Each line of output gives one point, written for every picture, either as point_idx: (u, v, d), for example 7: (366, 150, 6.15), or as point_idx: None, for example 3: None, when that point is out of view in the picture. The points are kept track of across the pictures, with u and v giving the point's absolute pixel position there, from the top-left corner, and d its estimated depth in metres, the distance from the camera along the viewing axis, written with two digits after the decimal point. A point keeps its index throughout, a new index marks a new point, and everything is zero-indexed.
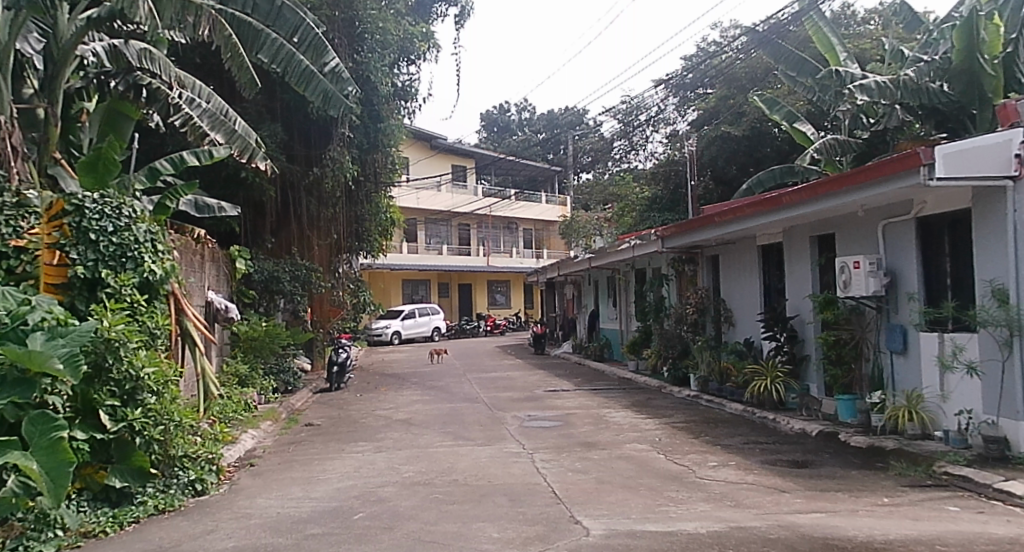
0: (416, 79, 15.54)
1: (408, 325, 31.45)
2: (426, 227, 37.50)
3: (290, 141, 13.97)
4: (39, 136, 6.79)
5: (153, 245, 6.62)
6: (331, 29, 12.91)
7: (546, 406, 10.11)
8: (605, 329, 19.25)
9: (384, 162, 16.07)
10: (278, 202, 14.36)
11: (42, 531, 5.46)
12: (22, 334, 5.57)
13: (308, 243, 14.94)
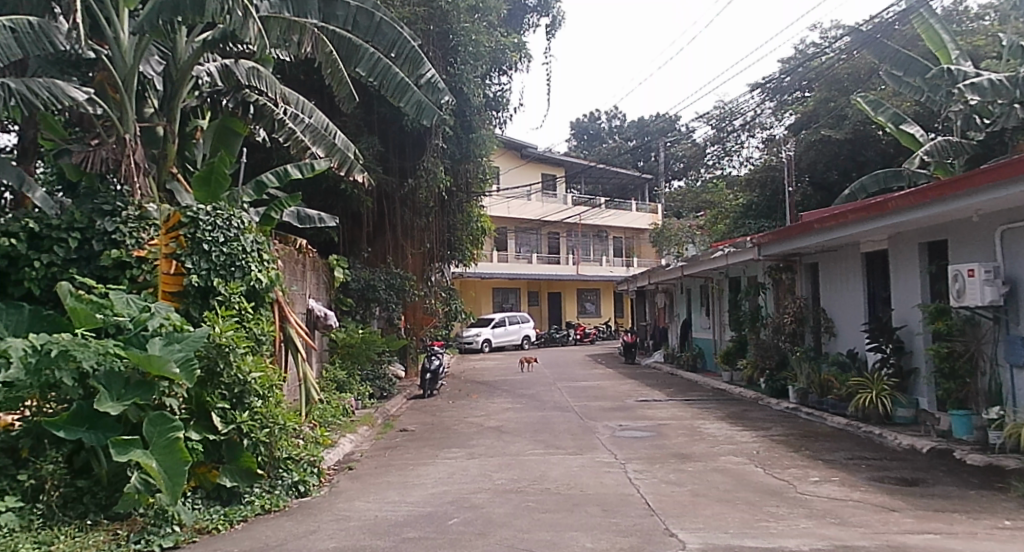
0: (507, 89, 15.74)
1: (498, 332, 31.73)
2: (515, 236, 37.65)
3: (386, 152, 14.24)
4: (158, 152, 7.14)
5: (259, 255, 6.93)
6: (425, 43, 13.25)
7: (637, 416, 10.01)
8: (698, 338, 18.95)
9: (476, 171, 16.26)
10: (374, 213, 14.73)
11: (161, 526, 5.80)
12: (143, 339, 5.99)
13: (402, 251, 15.37)
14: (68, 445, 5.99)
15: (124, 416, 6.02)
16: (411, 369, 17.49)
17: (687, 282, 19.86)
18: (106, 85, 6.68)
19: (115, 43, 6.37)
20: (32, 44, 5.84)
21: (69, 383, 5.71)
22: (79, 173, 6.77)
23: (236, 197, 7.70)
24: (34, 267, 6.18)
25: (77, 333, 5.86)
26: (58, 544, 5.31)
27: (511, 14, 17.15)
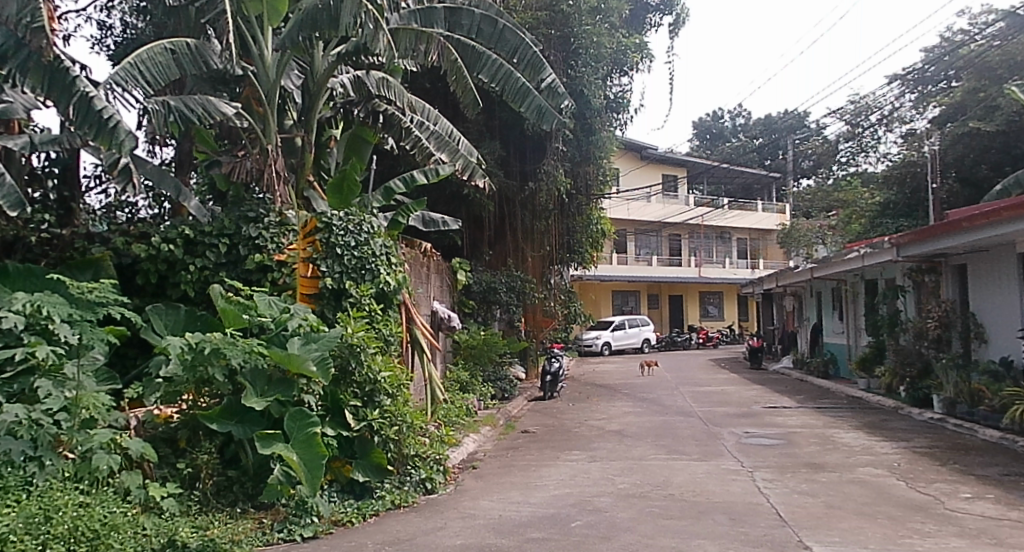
0: (627, 90, 15.70)
1: (617, 335, 31.67)
2: (635, 238, 37.61)
3: (507, 157, 14.61)
4: (296, 161, 7.52)
5: (388, 258, 7.16)
6: (546, 48, 13.75)
7: (765, 423, 9.70)
8: (830, 343, 18.21)
9: (597, 173, 16.29)
10: (497, 215, 15.12)
11: (302, 516, 6.08)
12: (284, 338, 6.34)
13: (522, 254, 15.54)
14: (219, 437, 6.46)
15: (268, 411, 6.38)
16: (530, 370, 17.69)
17: (816, 284, 19.23)
18: (251, 100, 7.26)
19: (260, 59, 6.78)
20: (190, 62, 6.38)
21: (220, 379, 6.08)
22: (228, 183, 7.43)
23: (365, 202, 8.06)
24: (189, 271, 6.78)
25: (227, 332, 6.31)
26: (213, 528, 5.74)
27: (632, 14, 17.10)
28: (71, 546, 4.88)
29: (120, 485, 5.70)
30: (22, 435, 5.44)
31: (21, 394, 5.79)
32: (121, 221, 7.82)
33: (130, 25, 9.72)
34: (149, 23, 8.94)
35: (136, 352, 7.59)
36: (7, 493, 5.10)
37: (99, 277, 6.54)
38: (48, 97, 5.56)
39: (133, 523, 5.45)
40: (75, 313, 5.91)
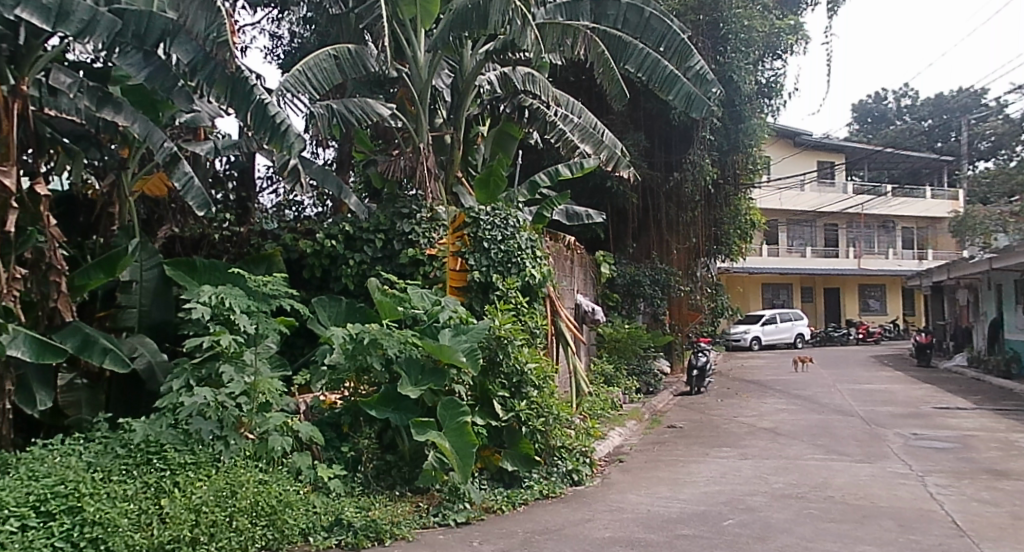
0: (780, 75, 15.51)
1: (769, 330, 30.78)
2: (787, 229, 36.89)
3: (653, 147, 14.77)
4: (446, 159, 7.86)
5: (533, 251, 7.25)
6: (695, 34, 13.72)
7: (936, 425, 9.06)
8: (1013, 339, 16.86)
9: (744, 162, 16.24)
10: (641, 208, 15.31)
11: (455, 502, 6.29)
12: (435, 329, 6.60)
13: (667, 246, 15.73)
14: (378, 423, 6.79)
15: (421, 400, 6.64)
16: (677, 364, 17.41)
17: (995, 275, 17.79)
18: (405, 100, 7.64)
19: (414, 61, 7.05)
20: (351, 67, 6.73)
21: (378, 368, 6.41)
22: (383, 181, 7.78)
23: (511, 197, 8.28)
24: (348, 265, 7.24)
25: (384, 323, 6.58)
26: (374, 510, 6.05)
27: None
28: (252, 519, 5.42)
29: (293, 465, 6.18)
30: (210, 415, 6.04)
31: (208, 378, 6.34)
32: (290, 218, 8.42)
33: (296, 33, 10.46)
34: (315, 32, 9.60)
35: (304, 342, 8.13)
36: (199, 468, 5.66)
37: (272, 271, 6.99)
38: (231, 105, 5.94)
39: (305, 501, 5.88)
40: (252, 305, 6.45)
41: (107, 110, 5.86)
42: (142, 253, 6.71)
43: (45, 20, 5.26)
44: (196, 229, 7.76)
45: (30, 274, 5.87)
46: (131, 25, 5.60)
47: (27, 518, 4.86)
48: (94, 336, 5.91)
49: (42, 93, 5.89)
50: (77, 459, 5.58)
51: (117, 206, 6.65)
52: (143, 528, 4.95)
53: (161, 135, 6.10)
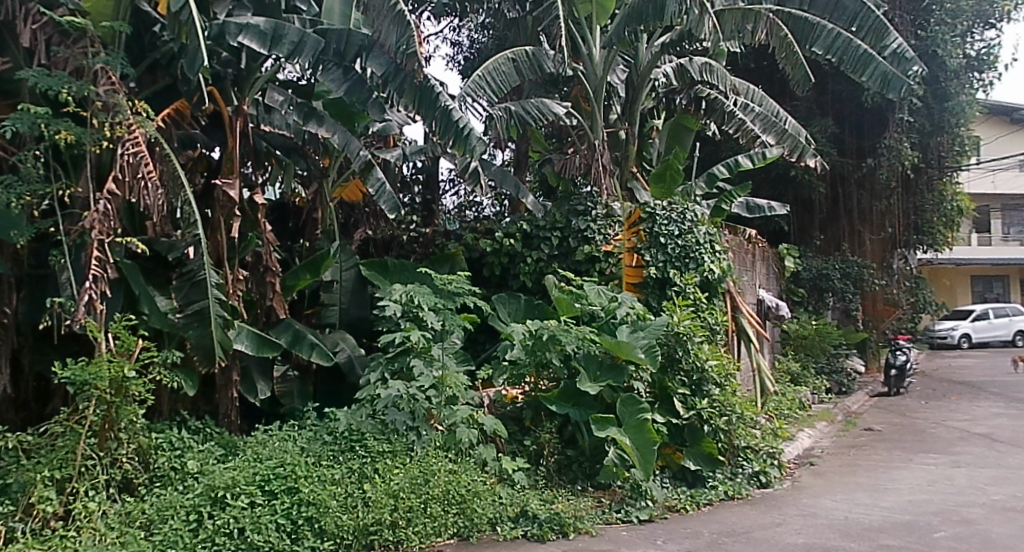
0: (994, 46, 14.39)
1: (979, 327, 28.10)
2: (1001, 214, 33.76)
3: (841, 133, 14.43)
4: (620, 154, 7.95)
5: (711, 246, 7.07)
6: (894, 8, 13.13)
7: None
8: None
9: (950, 144, 15.03)
10: (829, 198, 14.95)
11: (637, 499, 6.22)
12: (613, 326, 6.60)
13: (859, 238, 15.16)
14: (559, 418, 6.88)
15: (600, 396, 6.70)
16: (872, 364, 16.14)
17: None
18: (580, 98, 7.92)
19: (588, 59, 7.14)
20: (528, 69, 6.91)
21: (557, 364, 6.55)
22: (558, 179, 8.10)
23: (689, 190, 8.11)
24: (526, 263, 7.46)
25: (562, 320, 6.69)
26: (557, 503, 6.13)
27: None
28: (445, 506, 5.74)
29: (480, 456, 6.40)
30: (403, 407, 6.42)
31: (400, 371, 6.69)
32: (471, 219, 8.83)
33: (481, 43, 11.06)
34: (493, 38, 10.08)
35: (485, 338, 8.39)
36: (396, 456, 6.08)
37: (455, 270, 7.34)
38: (419, 112, 6.26)
39: (492, 491, 6.08)
40: (438, 302, 6.79)
41: (313, 123, 6.55)
42: (341, 254, 7.23)
43: (262, 44, 5.80)
44: (387, 230, 8.25)
45: (250, 276, 6.54)
46: (333, 43, 6.08)
47: (255, 495, 5.42)
48: (303, 332, 6.60)
49: (258, 110, 6.49)
50: (292, 444, 6.17)
51: (320, 212, 7.17)
52: (350, 509, 5.38)
53: (357, 145, 6.65)
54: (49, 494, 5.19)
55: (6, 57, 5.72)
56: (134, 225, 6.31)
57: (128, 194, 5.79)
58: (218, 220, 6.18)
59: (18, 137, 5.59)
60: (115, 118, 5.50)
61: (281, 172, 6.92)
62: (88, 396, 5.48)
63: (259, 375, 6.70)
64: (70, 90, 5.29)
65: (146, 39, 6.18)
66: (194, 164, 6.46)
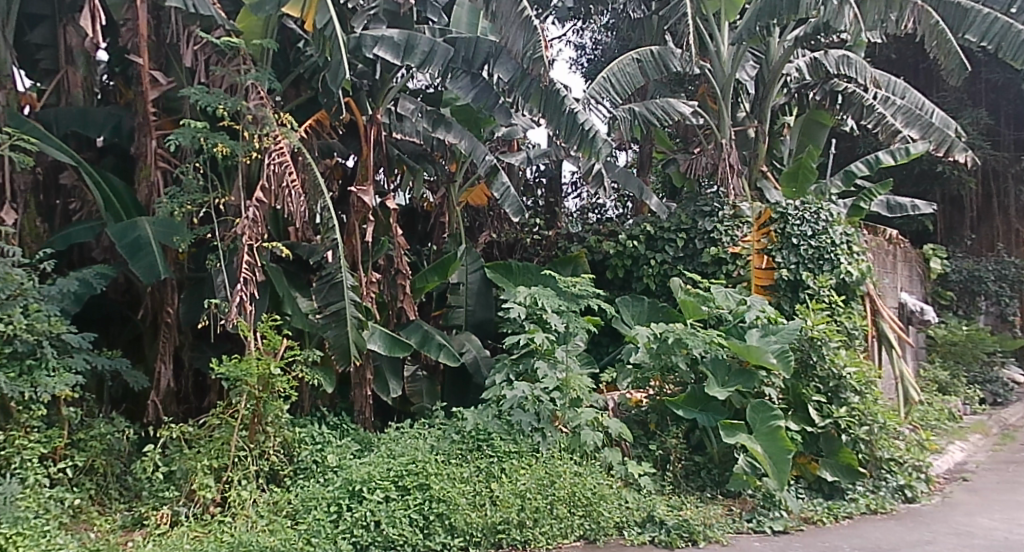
0: None
1: None
2: None
3: (997, 124, 13.88)
4: (750, 153, 7.90)
5: (849, 247, 6.82)
6: None
7: None
8: None
9: None
10: (981, 194, 13.92)
11: (770, 509, 6.03)
12: (742, 329, 6.47)
13: (1016, 236, 14.03)
14: (686, 423, 6.75)
15: (729, 401, 6.52)
16: None
17: None
18: (707, 97, 7.87)
19: (717, 56, 7.21)
20: (654, 69, 6.88)
21: (683, 367, 6.45)
22: (683, 178, 8.10)
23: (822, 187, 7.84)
24: (651, 265, 7.45)
25: (687, 322, 6.58)
26: (686, 509, 6.00)
27: None
28: (571, 509, 5.74)
29: (605, 460, 6.37)
30: (529, 408, 6.47)
31: (525, 373, 6.79)
32: (593, 221, 8.86)
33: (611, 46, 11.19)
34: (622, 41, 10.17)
35: (609, 341, 8.35)
36: (522, 457, 6.16)
37: (579, 272, 7.37)
38: (544, 115, 6.34)
39: (618, 495, 6.02)
40: (563, 304, 6.81)
41: (441, 130, 6.74)
42: (467, 257, 7.39)
43: (396, 55, 6.04)
44: (511, 234, 8.37)
45: (383, 278, 6.83)
46: (462, 51, 6.25)
47: (389, 490, 5.60)
48: (431, 333, 6.78)
49: (391, 120, 6.67)
50: (422, 441, 6.37)
51: (447, 215, 7.40)
52: (478, 507, 5.50)
53: (484, 150, 6.76)
54: (207, 481, 5.62)
55: (171, 76, 6.25)
56: (278, 231, 6.69)
57: (274, 202, 6.13)
58: (353, 225, 6.47)
59: (180, 150, 6.08)
60: (264, 131, 5.87)
61: (411, 178, 7.11)
62: (240, 390, 5.91)
63: (391, 375, 6.93)
64: (225, 105, 5.71)
65: (290, 55, 6.58)
66: (331, 172, 6.77)
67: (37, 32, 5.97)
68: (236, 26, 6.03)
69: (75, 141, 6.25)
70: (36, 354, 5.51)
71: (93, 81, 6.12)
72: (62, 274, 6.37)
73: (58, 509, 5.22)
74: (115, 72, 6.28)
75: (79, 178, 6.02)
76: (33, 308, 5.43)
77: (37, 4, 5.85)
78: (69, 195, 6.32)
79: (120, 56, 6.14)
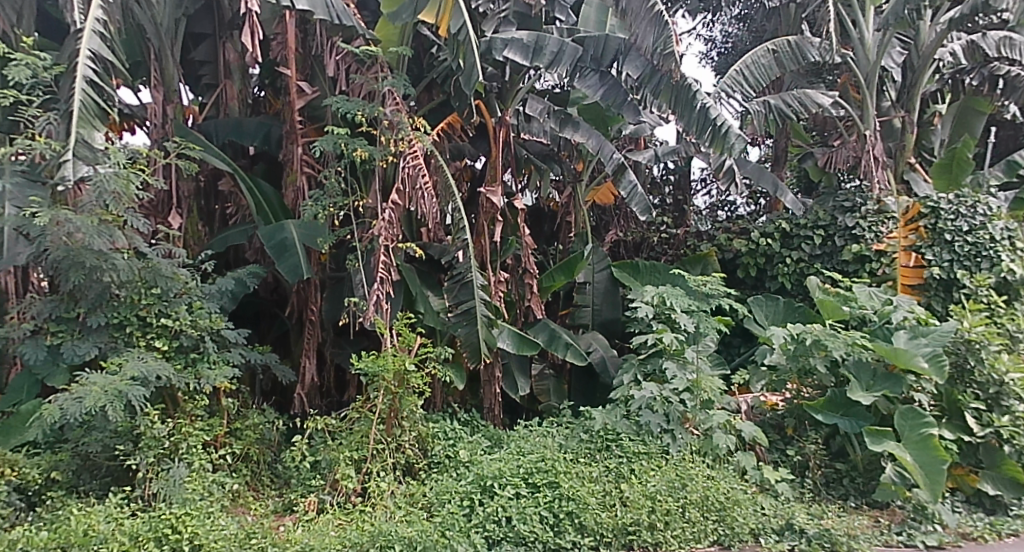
0: None
1: None
2: None
3: None
4: (896, 144, 7.69)
5: (1009, 243, 6.53)
6: None
7: None
8: None
9: None
10: None
11: (923, 522, 5.64)
12: (888, 331, 6.11)
13: None
14: (826, 429, 6.46)
15: (875, 407, 6.18)
16: None
17: None
18: (849, 86, 7.66)
19: (860, 43, 7.15)
20: (791, 59, 6.62)
21: (823, 370, 6.17)
22: (821, 173, 7.84)
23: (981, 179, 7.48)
24: (786, 264, 7.28)
25: (828, 323, 6.27)
26: (828, 519, 5.71)
27: None
28: (704, 513, 5.59)
29: (739, 464, 6.17)
30: (658, 409, 6.38)
31: (653, 373, 6.68)
32: (723, 218, 8.74)
33: None
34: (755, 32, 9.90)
35: (741, 341, 8.11)
36: (653, 459, 6.07)
37: (708, 271, 7.20)
38: (674, 112, 6.24)
39: (753, 501, 5.79)
40: (693, 304, 6.62)
41: (568, 130, 6.72)
42: (594, 257, 7.37)
43: (525, 56, 6.08)
44: (638, 232, 8.30)
45: (511, 277, 6.93)
46: (590, 49, 6.20)
47: (519, 487, 5.67)
48: (559, 332, 6.81)
49: (519, 121, 6.80)
50: (551, 439, 6.41)
51: (573, 214, 7.46)
52: (608, 508, 5.49)
53: (611, 148, 6.71)
54: (349, 472, 5.88)
55: (315, 86, 6.60)
56: (411, 231, 6.94)
57: (408, 204, 6.32)
58: (482, 225, 6.60)
59: (323, 156, 6.40)
60: (399, 135, 6.05)
61: (538, 178, 7.21)
62: (378, 385, 6.15)
63: (520, 373, 7.04)
64: (363, 112, 5.95)
65: (425, 61, 6.81)
66: (461, 174, 6.94)
67: (200, 50, 6.47)
68: (374, 35, 6.28)
69: (232, 150, 6.73)
70: (199, 348, 5.96)
71: (247, 93, 6.57)
72: (221, 274, 6.89)
73: (219, 492, 5.57)
74: (266, 84, 6.71)
75: (235, 185, 6.49)
76: (196, 306, 5.89)
77: (201, 24, 6.35)
78: (226, 200, 6.83)
79: (270, 69, 6.56)
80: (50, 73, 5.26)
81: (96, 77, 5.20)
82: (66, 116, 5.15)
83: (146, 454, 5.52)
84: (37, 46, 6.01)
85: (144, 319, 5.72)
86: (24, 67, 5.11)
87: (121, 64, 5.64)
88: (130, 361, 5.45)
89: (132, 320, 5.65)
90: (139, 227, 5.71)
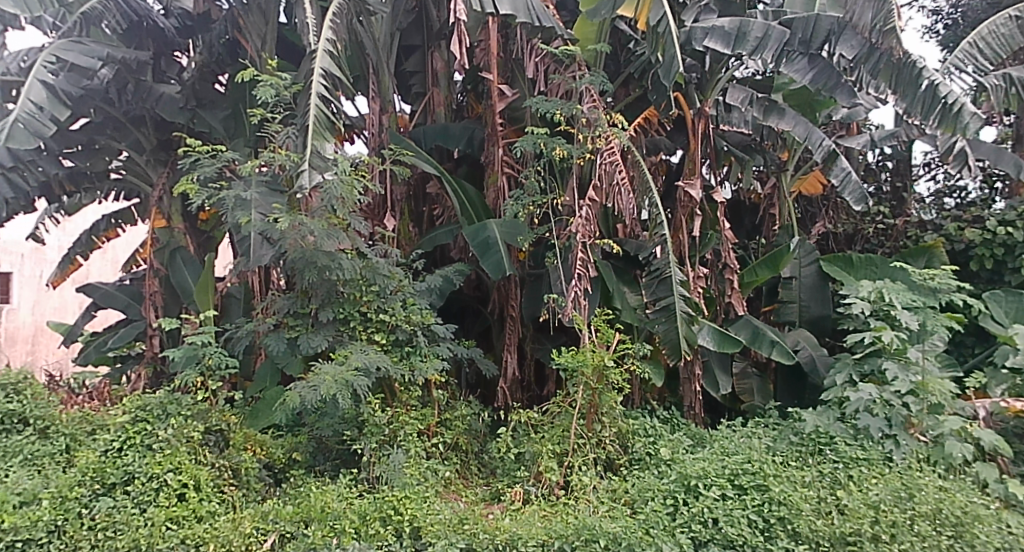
0: None
1: None
2: None
3: None
4: None
5: None
6: None
7: None
8: None
9: None
10: None
11: None
12: None
13: None
14: None
15: None
16: None
17: None
18: None
19: None
20: None
21: None
22: None
23: None
24: None
25: None
26: None
27: None
28: (937, 527, 4.95)
29: (979, 476, 5.57)
30: (878, 413, 5.91)
31: (871, 374, 6.24)
32: (952, 206, 7.87)
33: None
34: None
35: (973, 341, 7.36)
36: (873, 466, 5.61)
37: (934, 264, 6.79)
38: (895, 92, 5.78)
39: (997, 518, 5.12)
40: (917, 300, 6.06)
41: (773, 118, 6.51)
42: (800, 249, 7.00)
43: (727, 44, 5.85)
44: (850, 223, 7.95)
45: (711, 273, 6.84)
46: (799, 32, 5.85)
47: (725, 489, 5.49)
48: (763, 329, 6.48)
49: (720, 111, 6.64)
50: (757, 441, 6.16)
51: (777, 206, 7.29)
52: (825, 515, 5.10)
53: (820, 134, 6.34)
54: (553, 464, 5.99)
55: (515, 88, 6.83)
56: (608, 227, 6.97)
57: (604, 201, 6.30)
58: (680, 220, 6.49)
59: (522, 156, 6.57)
60: (596, 132, 6.03)
61: (739, 169, 6.97)
62: (578, 381, 6.20)
63: (721, 370, 6.89)
64: (562, 111, 6.05)
65: (621, 56, 6.83)
66: (658, 168, 6.92)
67: (411, 61, 6.91)
68: (573, 34, 6.39)
69: (439, 154, 7.13)
70: (412, 341, 6.31)
71: (452, 99, 6.94)
72: (429, 272, 7.32)
73: (433, 478, 5.88)
74: (468, 88, 7.04)
75: (441, 187, 6.86)
76: (410, 302, 6.25)
77: (413, 37, 6.81)
78: (433, 202, 7.21)
79: (474, 75, 6.88)
80: (289, 91, 5.82)
81: (327, 93, 5.66)
82: (303, 129, 5.62)
83: (370, 440, 5.97)
84: (277, 67, 6.74)
85: (365, 315, 6.14)
86: (269, 87, 5.70)
87: (346, 79, 6.12)
88: (354, 352, 5.87)
89: (355, 316, 6.08)
90: (361, 229, 6.14)
